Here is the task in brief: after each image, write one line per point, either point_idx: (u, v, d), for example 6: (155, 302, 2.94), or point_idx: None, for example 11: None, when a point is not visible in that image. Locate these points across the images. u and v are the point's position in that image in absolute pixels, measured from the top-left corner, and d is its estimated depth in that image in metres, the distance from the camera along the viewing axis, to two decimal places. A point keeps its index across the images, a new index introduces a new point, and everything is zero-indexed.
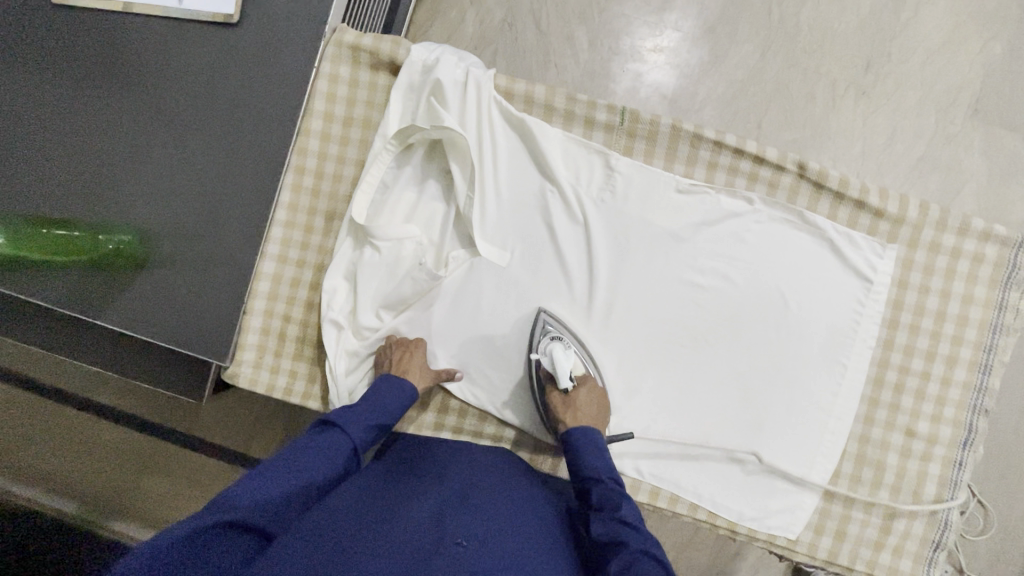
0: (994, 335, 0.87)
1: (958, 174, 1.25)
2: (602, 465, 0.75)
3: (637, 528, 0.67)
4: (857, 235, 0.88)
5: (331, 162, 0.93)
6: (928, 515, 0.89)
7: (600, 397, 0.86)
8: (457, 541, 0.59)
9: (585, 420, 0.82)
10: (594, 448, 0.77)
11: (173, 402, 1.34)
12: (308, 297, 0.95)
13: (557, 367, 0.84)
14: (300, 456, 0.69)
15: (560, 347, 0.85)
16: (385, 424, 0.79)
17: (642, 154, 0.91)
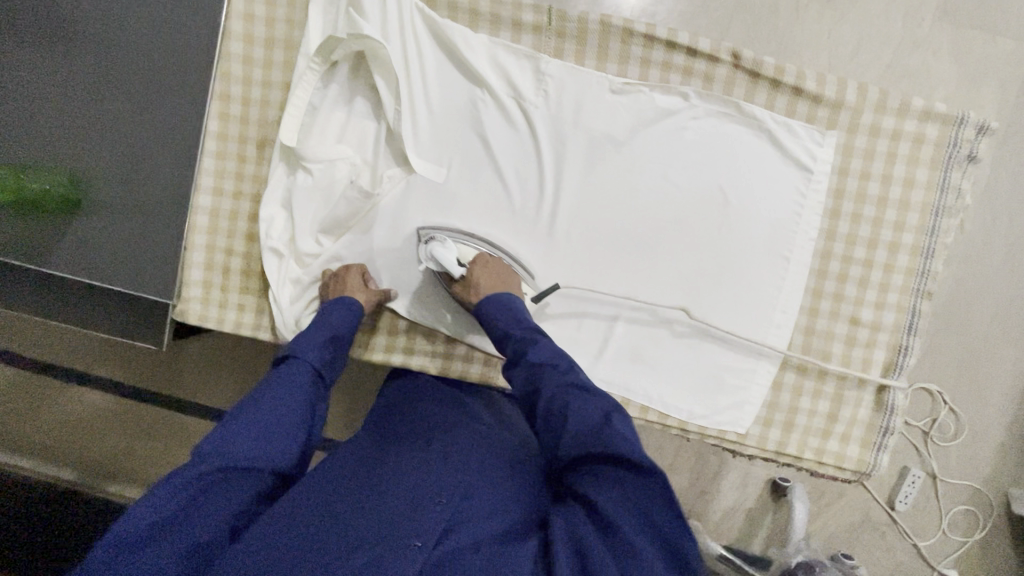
0: (936, 217, 0.87)
1: (927, 81, 1.26)
2: (511, 322, 0.76)
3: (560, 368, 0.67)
4: (796, 124, 0.86)
5: (256, 87, 0.90)
6: (873, 400, 0.91)
7: (489, 261, 0.84)
8: (438, 501, 0.58)
9: (487, 288, 0.82)
10: (502, 306, 0.78)
11: (156, 366, 1.31)
12: (247, 229, 0.93)
13: (444, 260, 0.83)
14: (264, 393, 0.72)
15: (438, 245, 0.84)
16: (339, 337, 0.82)
17: (574, 55, 0.88)
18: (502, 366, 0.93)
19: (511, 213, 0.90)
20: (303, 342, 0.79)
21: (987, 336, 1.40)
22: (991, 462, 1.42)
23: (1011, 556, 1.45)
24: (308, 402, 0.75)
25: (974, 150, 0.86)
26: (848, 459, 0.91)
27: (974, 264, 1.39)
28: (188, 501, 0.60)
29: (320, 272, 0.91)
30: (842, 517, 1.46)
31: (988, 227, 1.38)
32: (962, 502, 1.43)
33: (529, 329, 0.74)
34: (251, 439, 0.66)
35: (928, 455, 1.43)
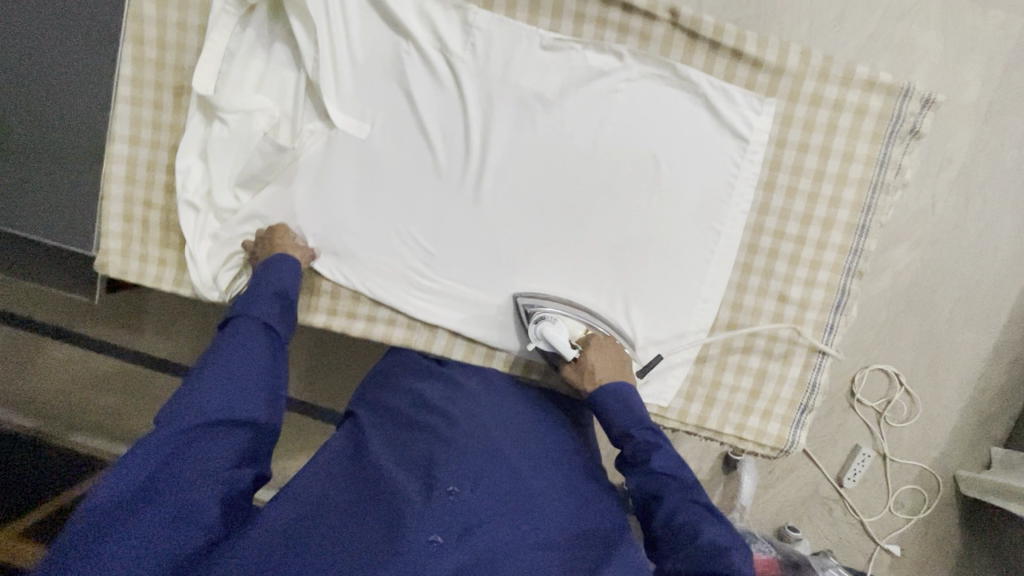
0: (873, 194, 0.84)
1: (912, 51, 1.26)
2: (630, 422, 0.74)
3: (676, 479, 0.68)
4: (734, 89, 0.82)
5: (171, 30, 0.86)
6: (797, 378, 0.90)
7: (611, 348, 0.82)
8: (449, 489, 0.66)
9: (605, 375, 0.79)
10: (621, 409, 0.75)
11: (110, 319, 1.31)
12: (167, 181, 0.91)
13: (556, 342, 0.81)
14: (219, 357, 0.67)
15: (550, 325, 0.83)
16: (285, 292, 0.78)
17: (504, 6, 0.83)
18: (425, 331, 0.92)
19: (437, 173, 0.87)
20: (250, 302, 0.74)
21: (949, 320, 1.38)
22: (941, 443, 1.43)
23: (956, 536, 1.46)
24: (266, 359, 0.70)
25: (918, 124, 0.83)
26: (767, 436, 0.91)
27: (944, 247, 1.36)
28: (160, 470, 0.58)
29: (237, 228, 0.88)
30: (790, 492, 1.48)
31: (961, 208, 1.34)
32: (909, 481, 1.45)
33: (646, 427, 0.73)
34: (214, 401, 0.63)
35: (880, 435, 1.43)
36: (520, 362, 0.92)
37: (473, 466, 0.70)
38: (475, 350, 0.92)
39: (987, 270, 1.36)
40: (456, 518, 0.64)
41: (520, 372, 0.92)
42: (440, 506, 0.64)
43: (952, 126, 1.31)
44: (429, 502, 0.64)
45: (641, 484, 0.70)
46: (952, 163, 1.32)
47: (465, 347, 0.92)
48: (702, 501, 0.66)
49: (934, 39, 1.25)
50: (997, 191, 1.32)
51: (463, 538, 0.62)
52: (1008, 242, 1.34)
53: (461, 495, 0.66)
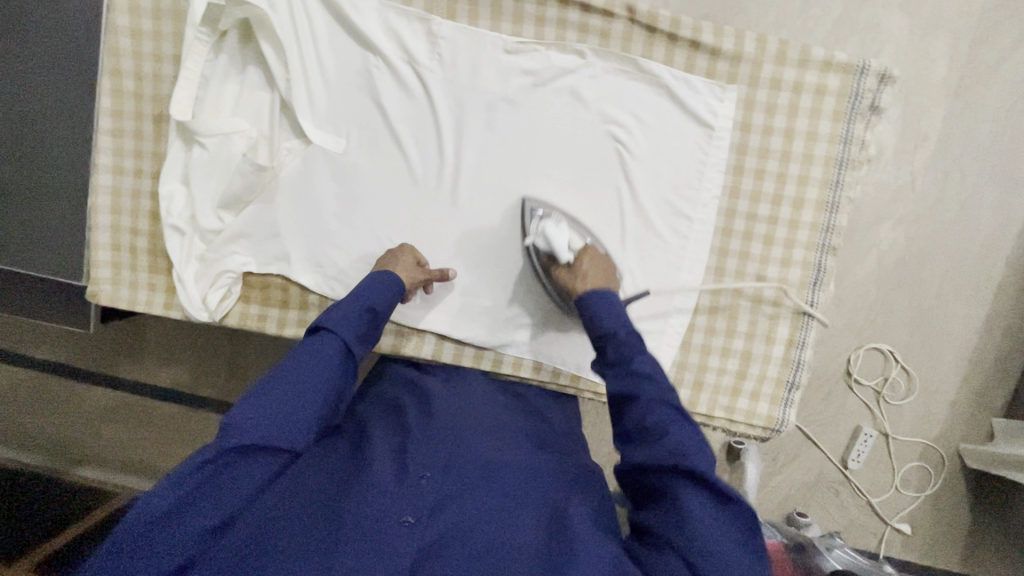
0: (840, 170, 0.86)
1: (878, 33, 1.30)
2: (616, 324, 0.70)
3: (654, 374, 0.64)
4: (695, 78, 0.85)
5: (147, 60, 0.88)
6: (781, 357, 0.91)
7: (606, 257, 0.80)
8: (422, 474, 0.66)
9: (594, 283, 0.76)
10: (606, 306, 0.72)
11: (115, 350, 1.32)
12: (151, 207, 0.93)
13: (552, 239, 0.81)
14: (296, 368, 0.67)
15: (551, 223, 0.82)
16: (375, 310, 0.77)
17: (467, 15, 0.85)
18: (413, 336, 0.93)
19: (412, 180, 0.89)
20: (340, 319, 0.73)
21: (939, 292, 1.39)
22: (942, 416, 1.43)
23: (966, 508, 1.46)
24: (338, 379, 0.70)
25: (877, 100, 0.85)
26: (757, 416, 0.92)
27: (927, 221, 1.37)
28: (206, 480, 0.58)
29: (223, 249, 0.90)
30: (795, 476, 1.48)
31: (940, 182, 1.36)
32: (914, 458, 1.45)
33: (628, 330, 0.69)
34: (272, 420, 0.62)
35: (880, 415, 1.44)
36: (509, 361, 0.94)
37: (448, 454, 0.69)
38: (463, 351, 0.94)
39: (972, 240, 1.37)
40: (429, 502, 0.63)
41: (509, 371, 0.94)
42: (412, 491, 0.64)
43: (925, 102, 1.33)
44: (402, 484, 0.64)
45: (620, 383, 0.65)
46: (928, 138, 1.34)
47: (453, 349, 0.94)
48: (678, 402, 0.62)
49: (898, 21, 1.29)
50: (974, 162, 1.34)
51: (435, 519, 0.61)
52: (990, 211, 1.36)
53: (433, 480, 0.65)
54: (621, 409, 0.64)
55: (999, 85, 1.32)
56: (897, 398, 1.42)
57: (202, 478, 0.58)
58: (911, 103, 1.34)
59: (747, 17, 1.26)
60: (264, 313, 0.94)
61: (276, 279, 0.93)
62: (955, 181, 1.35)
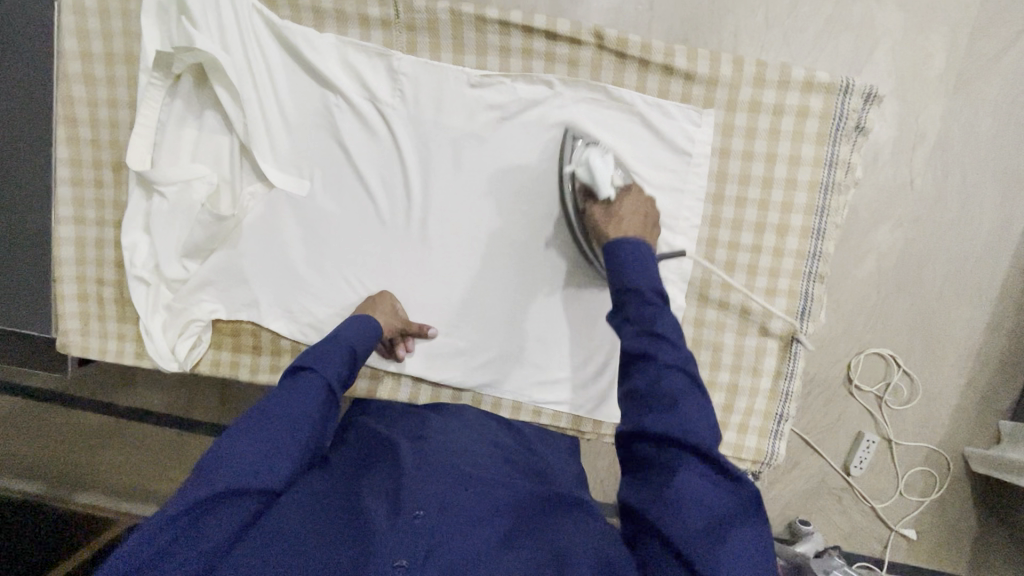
0: (824, 195, 0.82)
1: (873, 32, 1.24)
2: (642, 277, 0.63)
3: (675, 345, 0.59)
4: (669, 104, 0.81)
5: (102, 107, 0.85)
6: (769, 389, 0.88)
7: (648, 206, 0.74)
8: (415, 512, 0.63)
9: (630, 228, 0.70)
10: (637, 253, 0.65)
11: (108, 379, 1.31)
12: (117, 256, 0.90)
13: (596, 173, 0.75)
14: (273, 408, 0.66)
15: (596, 155, 0.76)
16: (355, 350, 0.77)
17: (428, 48, 0.82)
18: (390, 377, 0.92)
19: (381, 220, 0.86)
20: (321, 357, 0.72)
21: (940, 298, 1.35)
22: (945, 424, 1.40)
23: (970, 517, 1.43)
24: (319, 420, 0.69)
25: (862, 120, 0.81)
26: (745, 449, 0.89)
27: (927, 225, 1.32)
28: (187, 525, 0.56)
29: (191, 297, 0.88)
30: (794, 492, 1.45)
31: (941, 184, 1.30)
32: (919, 462, 1.41)
33: (654, 287, 0.63)
34: (248, 460, 0.61)
35: (883, 420, 1.40)
36: (488, 400, 0.92)
37: (439, 489, 0.66)
38: (442, 393, 0.92)
39: (975, 244, 1.32)
40: (423, 542, 0.60)
41: (489, 410, 0.92)
42: (405, 531, 0.60)
43: (923, 101, 1.27)
44: (394, 526, 0.61)
45: (635, 341, 0.59)
46: (927, 138, 1.29)
47: (431, 391, 0.92)
48: (691, 371, 0.58)
49: (893, 19, 1.23)
50: (976, 161, 1.29)
51: (428, 562, 0.58)
52: (993, 213, 1.31)
53: (427, 518, 0.62)
54: (632, 369, 0.59)
55: (1000, 80, 1.26)
56: (898, 402, 1.38)
57: (177, 525, 0.56)
58: (909, 102, 1.28)
59: (734, 21, 1.21)
60: (236, 360, 0.92)
61: (246, 325, 0.90)
62: (956, 185, 1.30)
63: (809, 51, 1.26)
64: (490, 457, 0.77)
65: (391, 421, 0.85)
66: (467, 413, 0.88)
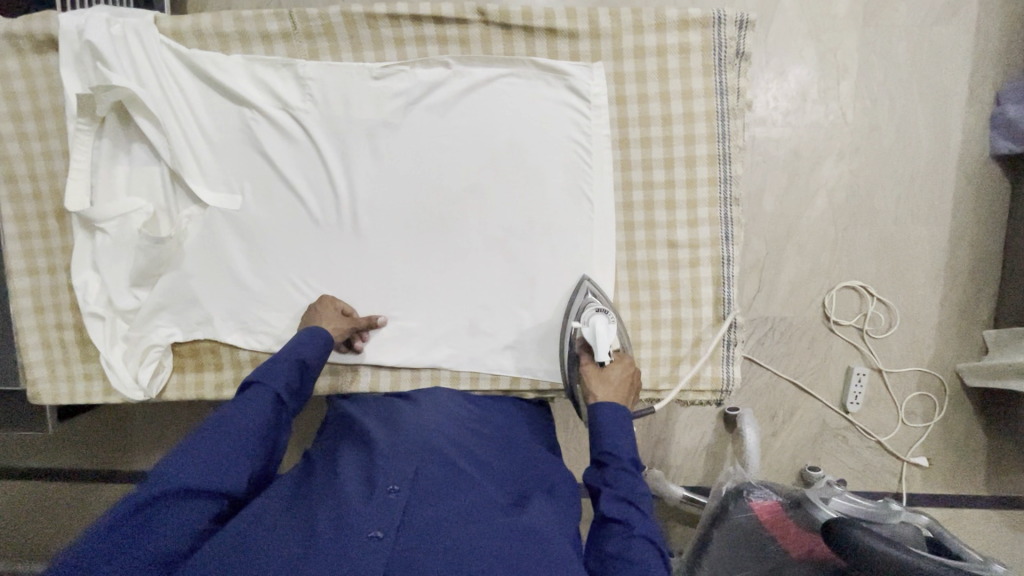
0: (723, 122, 0.87)
1: None
2: (624, 447, 0.70)
3: (643, 514, 0.65)
4: (562, 63, 0.86)
5: (39, 160, 0.90)
6: (713, 317, 0.90)
7: (638, 375, 0.81)
8: (389, 489, 0.65)
9: (607, 398, 0.77)
10: (616, 426, 0.72)
11: (102, 440, 1.27)
12: (71, 299, 0.94)
13: (597, 337, 0.81)
14: (228, 416, 0.67)
15: (602, 320, 0.82)
16: (307, 362, 0.78)
17: (330, 53, 0.88)
18: (350, 370, 0.94)
19: (314, 220, 0.90)
20: (269, 370, 0.73)
21: (896, 218, 1.37)
22: (931, 343, 1.40)
23: (974, 430, 1.42)
24: (273, 430, 0.70)
25: (741, 47, 0.86)
26: (703, 380, 0.91)
27: (865, 152, 1.36)
28: (146, 519, 0.57)
29: (146, 325, 0.91)
30: (796, 434, 1.43)
31: (868, 107, 1.34)
32: (914, 387, 1.41)
33: (634, 458, 0.69)
34: (204, 463, 0.62)
35: (869, 350, 1.40)
36: (448, 376, 0.93)
37: (412, 465, 0.69)
38: (400, 376, 0.93)
39: (917, 161, 1.35)
40: (396, 513, 0.62)
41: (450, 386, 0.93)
42: (381, 506, 0.63)
43: (835, 35, 1.33)
44: (371, 501, 0.63)
45: (614, 510, 0.64)
46: (847, 71, 1.34)
47: (390, 377, 0.94)
48: (642, 507, 0.65)
49: None
50: (899, 84, 1.34)
51: (404, 528, 0.60)
52: (926, 127, 1.34)
53: (401, 493, 0.65)
54: (604, 534, 0.64)
55: (904, 5, 1.32)
56: (879, 330, 1.39)
57: (135, 518, 0.57)
58: (823, 40, 1.33)
59: None
60: (201, 380, 0.94)
61: (205, 343, 0.94)
62: (883, 106, 1.34)
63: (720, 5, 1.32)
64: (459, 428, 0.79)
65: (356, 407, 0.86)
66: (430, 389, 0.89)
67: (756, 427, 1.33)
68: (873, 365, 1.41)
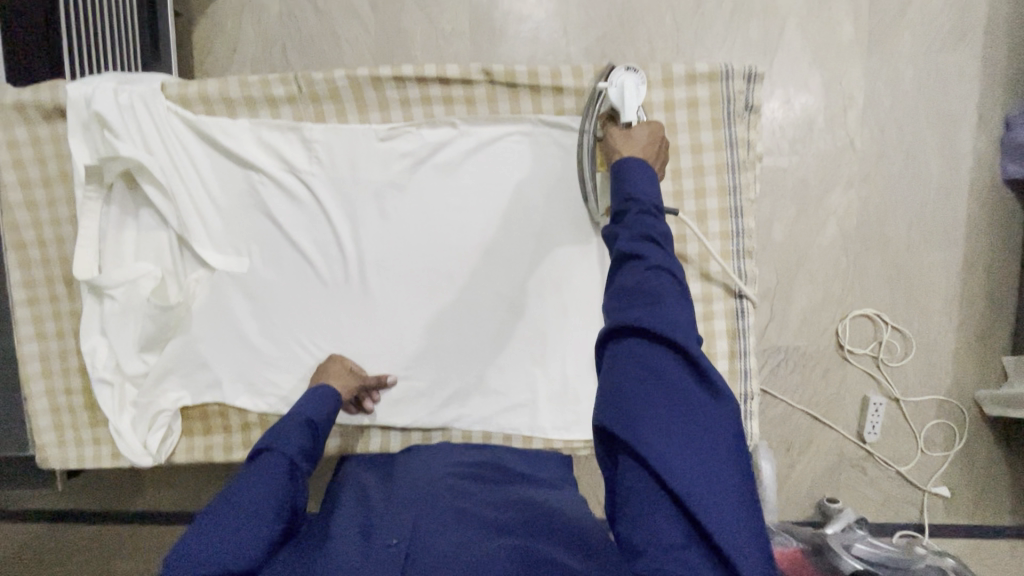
0: (734, 174, 0.86)
1: (777, 13, 1.30)
2: (649, 190, 0.62)
3: (677, 316, 0.55)
4: (569, 120, 0.85)
5: (47, 227, 0.91)
6: (728, 371, 0.89)
7: (666, 138, 0.73)
8: (388, 543, 0.66)
9: (629, 149, 0.70)
10: (646, 175, 0.64)
11: (110, 488, 1.26)
12: (80, 363, 0.93)
13: (623, 98, 0.75)
14: (239, 490, 0.65)
15: (633, 81, 0.76)
16: (314, 420, 0.77)
17: (336, 115, 0.88)
18: (359, 430, 0.92)
19: (322, 281, 0.90)
20: (279, 435, 0.72)
21: (910, 248, 1.35)
22: (950, 376, 1.37)
23: (998, 463, 1.38)
24: (289, 496, 0.68)
25: (750, 98, 0.85)
26: None
27: (875, 182, 1.34)
28: None
29: (154, 390, 0.90)
30: (814, 470, 1.40)
31: (878, 140, 1.33)
32: (935, 420, 1.38)
33: (658, 203, 0.62)
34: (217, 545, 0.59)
35: (887, 382, 1.37)
36: (459, 434, 0.92)
37: (409, 517, 0.69)
38: (411, 435, 0.92)
39: (928, 190, 1.33)
40: (394, 564, 0.62)
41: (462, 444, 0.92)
42: (379, 562, 0.63)
43: (844, 68, 1.31)
44: (370, 558, 0.64)
45: (630, 245, 0.58)
46: (857, 102, 1.32)
47: (400, 436, 0.92)
48: (679, 279, 0.57)
49: None
50: (907, 112, 1.32)
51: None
52: (938, 158, 1.33)
53: (399, 545, 0.65)
54: (620, 271, 0.59)
55: (910, 34, 1.31)
56: (896, 359, 1.36)
57: None
58: (831, 72, 1.32)
59: (647, 27, 1.27)
60: (209, 443, 0.93)
61: (214, 407, 0.93)
62: (894, 137, 1.32)
63: (725, 39, 1.31)
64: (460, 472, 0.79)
65: (368, 471, 0.85)
66: (443, 446, 0.88)
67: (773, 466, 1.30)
68: (891, 396, 1.38)
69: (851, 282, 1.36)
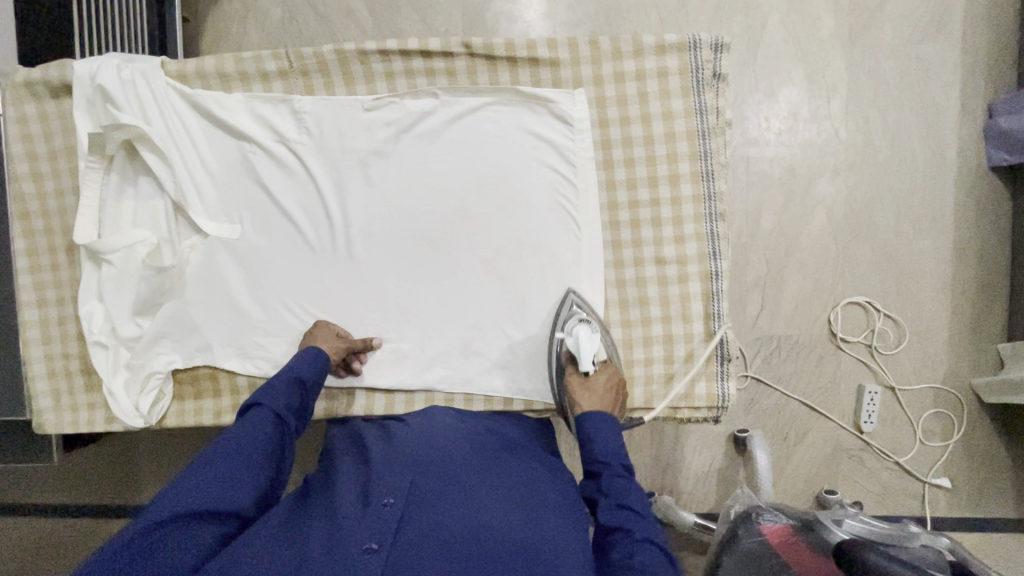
0: (704, 140, 0.89)
1: (757, 9, 1.35)
2: (612, 452, 0.73)
3: None
4: (544, 90, 0.90)
5: (51, 198, 0.95)
6: (704, 333, 0.91)
7: (622, 386, 0.85)
8: (384, 502, 0.65)
9: (595, 407, 0.81)
10: (608, 432, 0.75)
11: (111, 474, 1.29)
12: (78, 329, 0.97)
13: (580, 348, 0.84)
14: (230, 439, 0.67)
15: (585, 331, 0.85)
16: (304, 381, 0.79)
17: (324, 88, 0.93)
18: (345, 393, 0.94)
19: (308, 246, 0.93)
20: (269, 391, 0.74)
21: (895, 233, 1.36)
22: (943, 358, 1.36)
23: (995, 448, 1.37)
24: (277, 449, 0.70)
25: (717, 68, 0.90)
26: (698, 397, 0.90)
27: (860, 168, 1.36)
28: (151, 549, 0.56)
29: (146, 353, 0.93)
30: (807, 457, 1.39)
31: (861, 128, 1.36)
32: (929, 404, 1.37)
33: (625, 462, 0.72)
34: (211, 486, 0.62)
35: (879, 367, 1.37)
36: (442, 397, 0.93)
37: (406, 478, 0.68)
38: (395, 399, 0.94)
39: (913, 176, 1.36)
40: (388, 527, 0.61)
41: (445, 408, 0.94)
42: (373, 519, 0.62)
43: (824, 59, 1.35)
44: (365, 514, 0.63)
45: (611, 517, 0.67)
46: (837, 90, 1.36)
47: (385, 400, 0.94)
48: (661, 544, 0.64)
49: None
50: (890, 102, 1.35)
51: (400, 537, 0.60)
52: (921, 144, 1.35)
53: (395, 505, 0.64)
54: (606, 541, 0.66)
55: (889, 28, 1.35)
56: (887, 346, 1.36)
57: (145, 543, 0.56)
58: (811, 62, 1.35)
59: (631, 24, 1.33)
60: (199, 407, 0.96)
61: (203, 370, 0.95)
62: (876, 125, 1.35)
63: (708, 29, 1.35)
64: (445, 437, 0.79)
65: (353, 430, 0.87)
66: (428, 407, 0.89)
67: (767, 449, 1.29)
68: (884, 382, 1.37)
69: (840, 265, 1.37)
